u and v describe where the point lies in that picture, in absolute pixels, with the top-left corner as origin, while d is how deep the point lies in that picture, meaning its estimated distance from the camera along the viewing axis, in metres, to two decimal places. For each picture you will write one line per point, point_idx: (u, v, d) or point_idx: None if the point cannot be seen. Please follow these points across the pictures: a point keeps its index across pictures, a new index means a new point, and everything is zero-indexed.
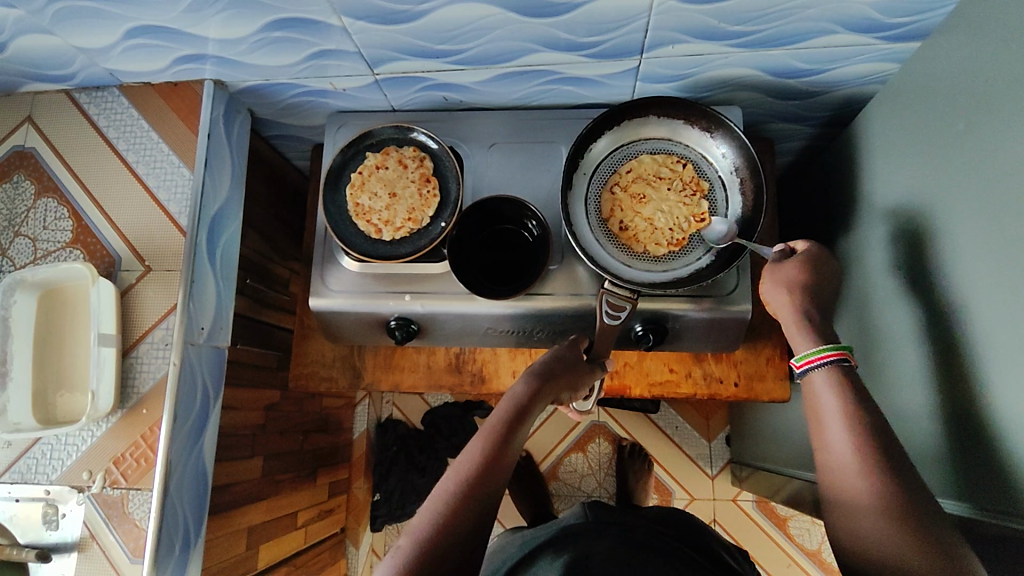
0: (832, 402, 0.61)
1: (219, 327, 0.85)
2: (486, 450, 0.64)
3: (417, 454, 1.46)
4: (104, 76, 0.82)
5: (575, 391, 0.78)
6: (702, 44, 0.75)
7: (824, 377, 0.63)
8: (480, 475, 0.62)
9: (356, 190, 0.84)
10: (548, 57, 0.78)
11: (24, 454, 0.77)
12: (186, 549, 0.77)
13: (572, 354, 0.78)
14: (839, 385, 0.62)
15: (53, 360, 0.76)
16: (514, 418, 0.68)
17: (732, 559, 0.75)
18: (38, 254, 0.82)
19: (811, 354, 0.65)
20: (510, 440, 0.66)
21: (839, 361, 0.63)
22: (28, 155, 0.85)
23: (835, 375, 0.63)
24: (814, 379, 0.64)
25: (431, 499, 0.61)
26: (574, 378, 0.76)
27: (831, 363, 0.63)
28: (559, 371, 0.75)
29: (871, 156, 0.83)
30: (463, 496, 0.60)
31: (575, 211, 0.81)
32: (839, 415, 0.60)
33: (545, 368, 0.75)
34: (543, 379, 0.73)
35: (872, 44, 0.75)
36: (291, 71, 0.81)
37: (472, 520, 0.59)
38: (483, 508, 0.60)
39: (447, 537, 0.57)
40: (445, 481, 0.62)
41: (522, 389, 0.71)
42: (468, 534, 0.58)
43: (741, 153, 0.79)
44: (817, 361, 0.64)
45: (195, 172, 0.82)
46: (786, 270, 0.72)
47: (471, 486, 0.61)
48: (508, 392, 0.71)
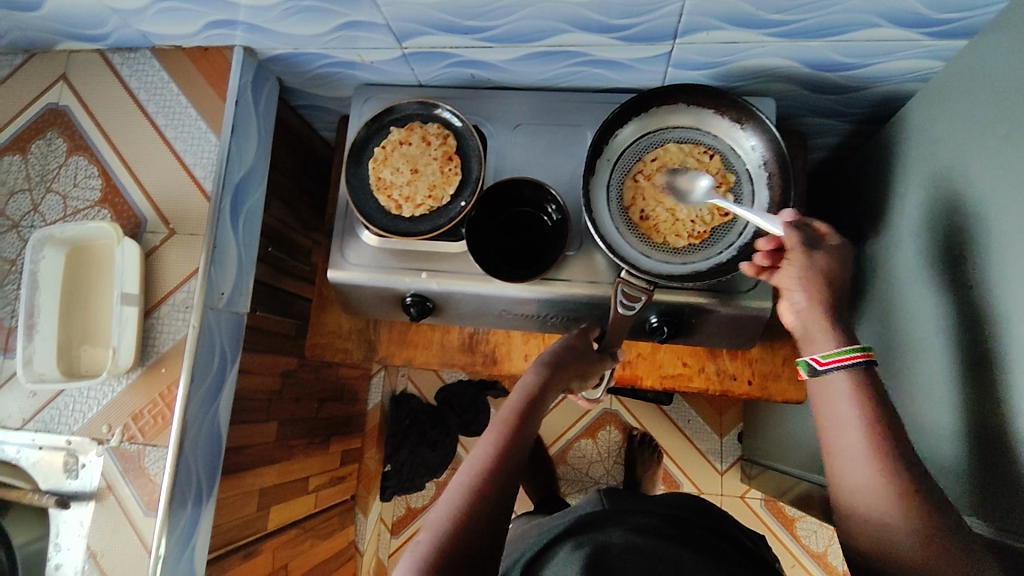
0: (849, 409, 0.58)
1: (239, 293, 0.86)
2: (500, 441, 0.65)
3: (429, 430, 1.49)
4: (137, 37, 0.83)
5: (586, 380, 0.79)
6: (738, 32, 0.73)
7: (843, 381, 0.59)
8: (495, 467, 0.63)
9: (378, 164, 0.84)
10: (579, 38, 0.76)
11: (48, 404, 0.80)
12: (197, 506, 0.79)
13: (581, 343, 0.79)
14: (862, 389, 0.59)
15: (78, 315, 0.78)
16: (528, 409, 0.69)
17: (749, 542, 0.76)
18: (68, 211, 0.84)
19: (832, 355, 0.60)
20: (523, 430, 0.67)
21: (866, 365, 0.59)
22: (62, 114, 0.87)
23: (858, 378, 0.59)
24: (831, 382, 0.60)
25: (448, 492, 0.62)
26: (584, 367, 0.77)
27: (860, 368, 0.59)
28: (569, 362, 0.76)
29: (908, 157, 0.80)
30: (479, 488, 0.61)
31: (596, 198, 0.80)
32: (855, 419, 0.58)
33: (555, 357, 0.75)
34: (554, 369, 0.74)
35: (917, 40, 0.72)
36: (320, 41, 0.80)
37: (490, 510, 0.60)
38: (499, 496, 0.61)
39: (466, 529, 0.58)
40: (461, 474, 0.63)
41: (534, 379, 0.72)
42: (486, 524, 0.59)
43: (771, 147, 0.77)
44: (843, 363, 0.59)
45: (221, 138, 0.82)
46: (801, 261, 0.63)
47: (487, 478, 0.62)
48: (520, 383, 0.72)
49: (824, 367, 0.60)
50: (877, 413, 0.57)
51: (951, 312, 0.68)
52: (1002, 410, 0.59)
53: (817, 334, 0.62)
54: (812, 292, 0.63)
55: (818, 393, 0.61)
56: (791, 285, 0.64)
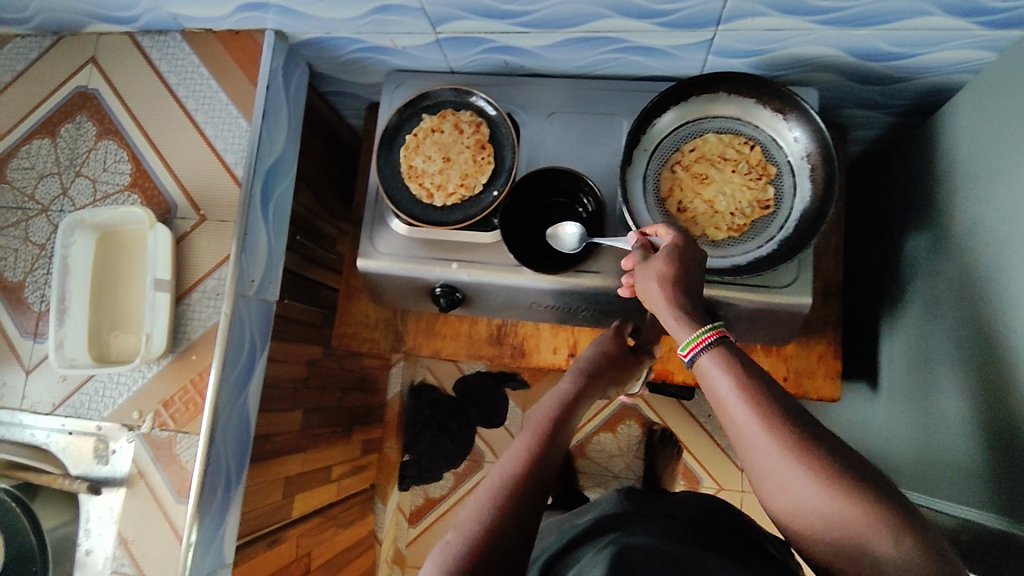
0: (727, 388, 0.53)
1: (269, 281, 0.85)
2: (534, 443, 0.65)
3: (449, 420, 1.50)
4: (167, 20, 0.82)
5: (618, 386, 0.80)
6: (784, 19, 0.71)
7: (710, 362, 0.55)
8: (531, 467, 0.62)
9: (410, 151, 0.83)
10: (619, 24, 0.74)
11: (79, 389, 0.80)
12: (227, 493, 0.79)
13: (617, 348, 0.79)
14: (730, 365, 0.54)
15: (109, 301, 0.78)
16: (563, 413, 0.70)
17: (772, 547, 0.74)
18: (98, 196, 0.84)
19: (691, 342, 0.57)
20: (557, 434, 0.67)
21: (718, 341, 0.56)
22: (91, 97, 0.86)
23: (722, 356, 0.55)
24: (704, 368, 0.56)
25: (481, 491, 0.61)
26: (619, 373, 0.78)
27: (715, 346, 0.56)
28: (604, 368, 0.76)
29: (955, 150, 0.77)
30: (515, 487, 0.60)
31: (633, 188, 0.78)
32: (734, 397, 0.53)
33: (592, 365, 0.76)
34: (590, 376, 0.75)
35: (970, 29, 0.70)
36: (353, 25, 0.79)
37: (523, 510, 0.59)
38: (534, 494, 0.60)
39: (501, 526, 0.57)
40: (494, 474, 0.62)
41: (569, 385, 0.72)
42: (521, 522, 0.58)
43: (816, 139, 0.74)
44: (703, 344, 0.56)
45: (252, 123, 0.81)
46: (655, 265, 0.64)
47: (521, 478, 0.61)
48: (554, 388, 0.73)
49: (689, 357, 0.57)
50: (753, 387, 0.52)
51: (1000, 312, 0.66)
52: None
53: (676, 325, 0.60)
54: (665, 286, 0.62)
55: (708, 385, 0.56)
56: (648, 289, 0.64)
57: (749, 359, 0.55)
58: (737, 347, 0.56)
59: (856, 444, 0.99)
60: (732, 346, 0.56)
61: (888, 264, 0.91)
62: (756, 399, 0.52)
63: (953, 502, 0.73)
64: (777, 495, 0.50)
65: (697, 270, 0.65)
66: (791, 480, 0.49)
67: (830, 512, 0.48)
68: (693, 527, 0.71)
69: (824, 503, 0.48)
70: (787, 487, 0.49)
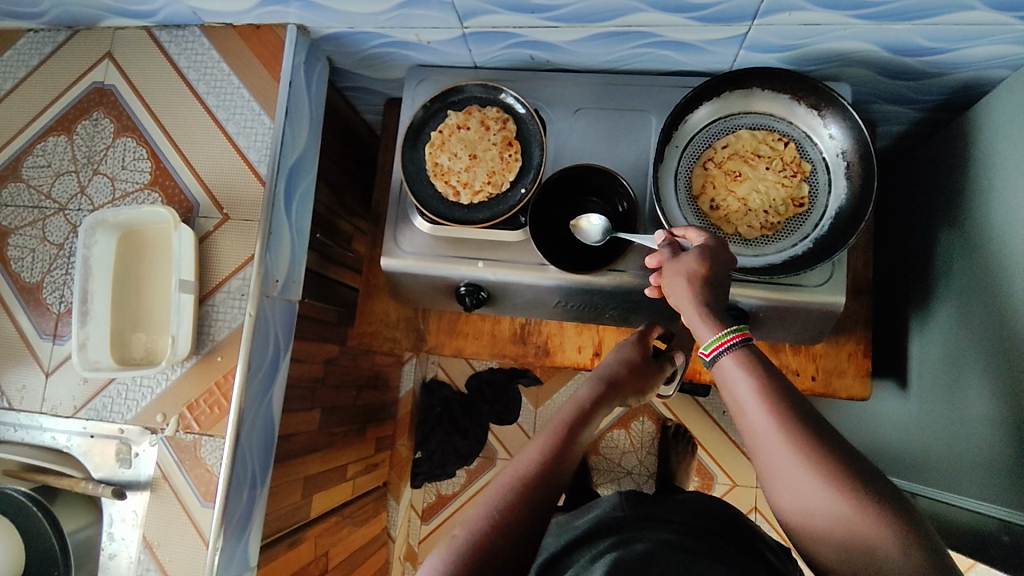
0: (747, 390, 0.53)
1: (291, 281, 0.84)
2: (548, 450, 0.63)
3: (461, 418, 1.47)
4: (187, 14, 0.80)
5: (643, 393, 0.76)
6: (821, 13, 0.69)
7: (731, 363, 0.55)
8: (544, 471, 0.61)
9: (435, 148, 0.81)
10: (651, 18, 0.73)
11: (100, 391, 0.79)
12: (252, 494, 0.78)
13: (641, 357, 0.75)
14: (751, 367, 0.54)
15: (131, 302, 0.76)
16: (581, 418, 0.67)
17: (775, 557, 0.75)
18: (117, 194, 0.82)
19: (715, 340, 0.57)
20: (572, 441, 0.65)
21: (743, 344, 0.55)
22: (107, 93, 0.84)
23: (745, 358, 0.55)
24: (723, 367, 0.56)
25: (493, 487, 0.61)
26: (642, 384, 0.75)
27: (739, 346, 0.55)
28: (627, 376, 0.73)
29: (989, 146, 0.76)
30: (524, 490, 0.60)
31: (664, 186, 0.77)
32: (754, 398, 0.52)
33: (614, 372, 0.73)
34: (610, 385, 0.71)
35: (1011, 23, 0.68)
36: (378, 20, 0.77)
37: (537, 510, 0.59)
38: (544, 498, 0.60)
39: (508, 527, 0.57)
40: (507, 472, 0.62)
41: (587, 391, 0.70)
42: (530, 523, 0.58)
43: (852, 135, 0.73)
44: (726, 346, 0.56)
45: (275, 120, 0.80)
46: (686, 262, 0.62)
47: (530, 484, 0.60)
48: (573, 393, 0.70)
49: (711, 356, 0.57)
50: (774, 390, 0.52)
51: None
52: None
53: (700, 325, 0.58)
54: (693, 285, 0.60)
55: (723, 382, 0.56)
56: (674, 286, 0.62)
57: (770, 360, 0.55)
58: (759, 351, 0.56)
59: (881, 442, 0.98)
60: (757, 350, 0.55)
61: (917, 261, 0.90)
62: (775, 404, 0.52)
63: (984, 501, 0.72)
64: (790, 503, 0.50)
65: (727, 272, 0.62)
66: (804, 489, 0.49)
67: (834, 513, 0.48)
68: (698, 534, 0.71)
69: (836, 513, 0.48)
70: (801, 496, 0.49)
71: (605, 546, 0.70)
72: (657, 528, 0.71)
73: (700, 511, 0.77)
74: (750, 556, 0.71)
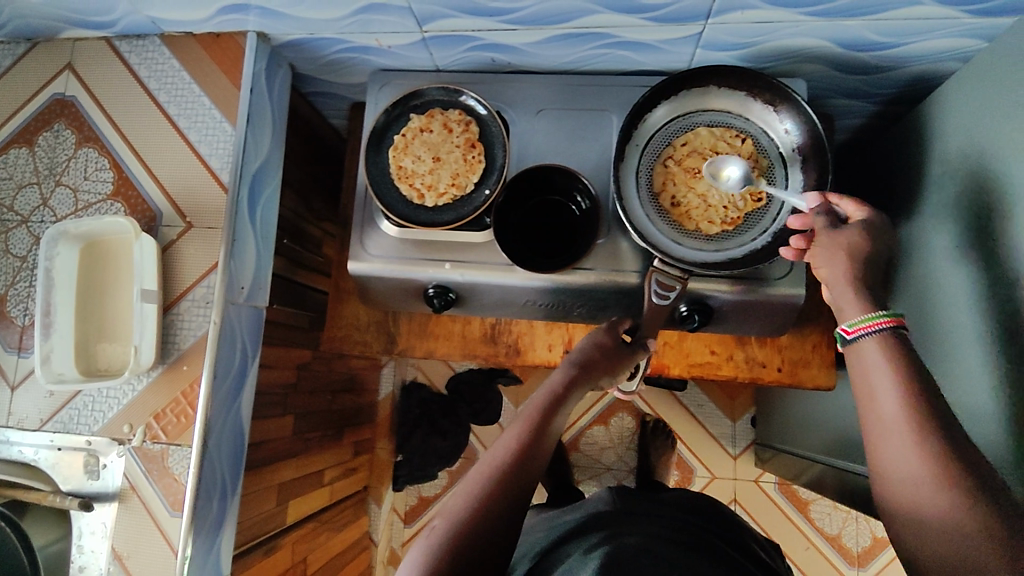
0: (883, 376, 0.54)
1: (258, 286, 0.84)
2: (523, 437, 0.64)
3: (440, 419, 1.49)
4: (146, 24, 0.80)
5: (615, 376, 0.77)
6: (772, 11, 0.70)
7: (874, 347, 0.56)
8: (517, 458, 0.62)
9: (399, 152, 0.82)
10: (607, 19, 0.74)
11: (66, 404, 0.78)
12: (223, 502, 0.78)
13: (611, 339, 0.77)
14: (894, 355, 0.55)
15: (95, 313, 0.76)
16: (553, 405, 0.68)
17: (762, 551, 0.80)
18: (79, 205, 0.82)
19: (861, 322, 0.57)
20: (546, 427, 0.66)
21: (894, 330, 0.56)
22: (69, 104, 0.84)
23: (887, 345, 0.55)
24: (863, 349, 0.56)
25: (470, 477, 0.61)
26: (614, 363, 0.75)
27: (886, 330, 0.56)
28: (599, 361, 0.74)
29: (940, 137, 0.78)
30: (499, 479, 0.60)
31: (625, 185, 0.78)
32: (892, 387, 0.53)
33: (586, 357, 0.74)
34: (583, 369, 0.72)
35: (957, 18, 0.70)
36: (337, 25, 0.78)
37: (512, 497, 0.60)
38: (519, 487, 0.61)
39: (485, 514, 0.58)
40: (482, 463, 0.63)
41: (560, 377, 0.71)
42: (506, 513, 0.59)
43: (806, 130, 0.75)
44: (873, 329, 0.56)
45: (237, 127, 0.80)
46: (846, 236, 0.62)
47: (506, 473, 0.61)
48: (546, 380, 0.71)
49: (852, 336, 0.58)
50: (916, 381, 0.53)
51: (989, 295, 0.67)
52: None
53: (849, 303, 0.59)
54: (843, 261, 0.61)
55: (855, 362, 0.57)
56: (824, 257, 0.63)
57: (916, 350, 0.55)
58: (909, 339, 0.56)
59: None
60: (905, 339, 0.55)
61: None
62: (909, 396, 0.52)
63: None
64: (893, 489, 0.52)
65: (889, 247, 0.63)
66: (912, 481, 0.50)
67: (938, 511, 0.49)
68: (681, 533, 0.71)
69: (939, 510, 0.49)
70: (907, 487, 0.51)
71: (596, 539, 0.71)
72: (650, 523, 0.74)
73: (679, 509, 0.78)
74: (740, 552, 0.75)
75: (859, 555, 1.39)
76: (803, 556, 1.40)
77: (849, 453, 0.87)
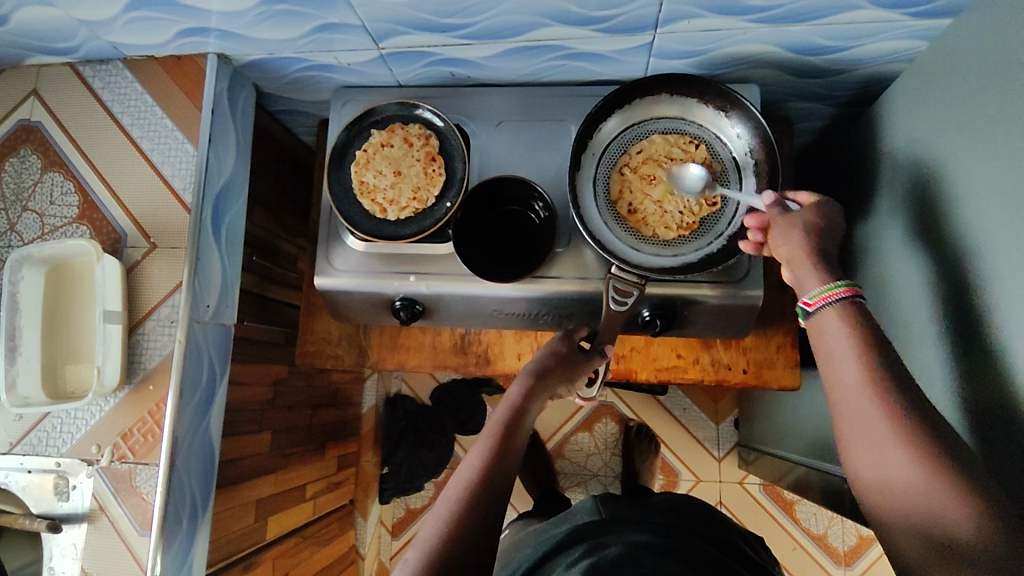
0: (845, 347, 0.56)
1: (224, 304, 0.85)
2: (488, 454, 0.65)
3: (426, 431, 1.49)
4: (108, 49, 0.81)
5: (575, 384, 0.79)
6: (719, 19, 0.72)
7: (834, 318, 0.58)
8: (485, 476, 0.63)
9: (361, 167, 0.83)
10: (559, 32, 0.75)
11: (35, 426, 0.79)
12: (193, 520, 0.79)
13: (566, 346, 0.78)
14: (853, 323, 0.57)
15: (61, 336, 0.77)
16: (514, 419, 0.70)
17: (750, 548, 0.80)
18: (46, 229, 0.83)
19: (819, 293, 0.59)
20: (509, 442, 0.67)
21: (852, 299, 0.58)
22: (34, 130, 0.85)
23: (846, 312, 0.58)
24: (826, 319, 0.59)
25: (441, 503, 0.61)
26: (571, 370, 0.77)
27: (843, 301, 0.58)
28: (557, 370, 0.76)
29: (892, 138, 0.79)
30: (469, 499, 0.61)
31: (583, 194, 0.79)
32: (853, 359, 0.55)
33: (542, 367, 0.76)
34: (541, 380, 0.74)
35: (899, 21, 0.71)
36: (295, 45, 0.79)
37: (485, 514, 0.60)
38: (490, 504, 0.61)
39: (458, 538, 0.58)
40: (452, 487, 0.63)
41: (518, 390, 0.73)
42: (480, 535, 0.58)
43: (756, 134, 0.77)
44: (833, 298, 0.58)
45: (199, 147, 0.81)
46: (801, 216, 0.65)
47: (475, 492, 0.61)
48: (505, 396, 0.73)
49: (813, 308, 0.60)
50: (873, 347, 0.55)
51: (939, 292, 0.68)
52: (989, 389, 0.59)
53: (812, 276, 0.61)
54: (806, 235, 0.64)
55: (819, 339, 0.59)
56: (787, 232, 0.65)
57: (871, 318, 0.57)
58: (866, 309, 0.58)
59: None
60: (863, 307, 0.58)
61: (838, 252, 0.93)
62: (870, 365, 0.54)
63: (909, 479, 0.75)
64: (870, 469, 0.52)
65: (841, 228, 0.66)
66: (886, 455, 0.50)
67: (912, 484, 0.48)
68: (666, 536, 0.72)
69: (914, 482, 0.48)
70: (883, 464, 0.51)
71: (580, 551, 0.71)
72: (628, 529, 0.73)
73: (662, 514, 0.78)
74: (721, 549, 0.75)
75: (846, 554, 1.40)
76: (789, 556, 1.40)
77: (828, 454, 0.87)
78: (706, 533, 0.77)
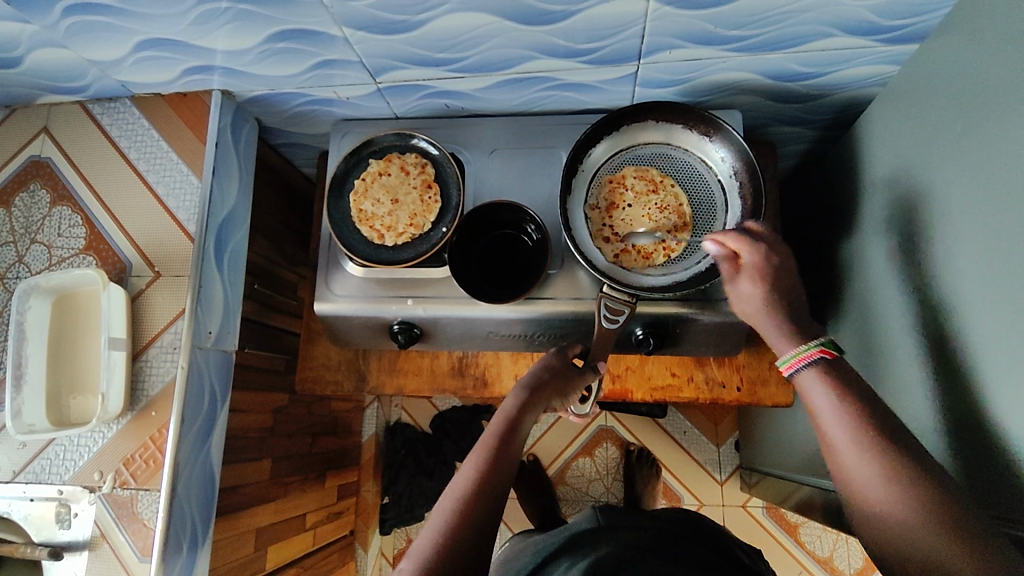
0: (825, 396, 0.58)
1: (226, 331, 0.88)
2: (482, 464, 0.66)
3: (426, 458, 1.47)
4: (116, 87, 0.85)
5: (567, 398, 0.79)
6: (699, 49, 0.75)
7: (813, 375, 0.60)
8: (480, 488, 0.63)
9: (359, 196, 0.86)
10: (548, 64, 0.78)
11: (39, 454, 0.80)
12: (193, 549, 0.80)
13: (561, 361, 0.80)
14: (829, 381, 0.59)
15: (67, 363, 0.79)
16: (508, 431, 0.70)
17: (744, 553, 0.80)
18: (53, 261, 0.85)
19: (792, 357, 0.62)
20: (503, 456, 0.68)
21: (822, 358, 0.60)
22: (44, 165, 0.88)
23: (822, 372, 0.60)
24: (807, 380, 0.60)
25: (435, 514, 0.62)
26: (565, 385, 0.78)
27: (814, 362, 0.60)
28: (551, 384, 0.77)
29: (870, 157, 0.82)
30: (463, 511, 0.61)
31: (574, 215, 0.82)
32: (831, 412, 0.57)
33: (536, 380, 0.77)
34: (534, 392, 0.75)
35: (871, 47, 0.74)
36: (297, 81, 0.82)
37: (479, 526, 0.61)
38: (484, 518, 0.61)
39: (452, 549, 0.58)
40: (446, 498, 0.64)
41: (512, 402, 0.73)
42: (475, 544, 0.59)
43: (740, 157, 0.80)
44: (804, 361, 0.61)
45: (203, 180, 0.84)
46: (747, 290, 0.67)
47: (467, 505, 0.62)
48: (499, 407, 0.73)
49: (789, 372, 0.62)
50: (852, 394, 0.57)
51: (918, 305, 0.69)
52: (968, 398, 0.60)
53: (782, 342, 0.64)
54: (759, 285, 0.66)
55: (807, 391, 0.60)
56: (738, 284, 0.68)
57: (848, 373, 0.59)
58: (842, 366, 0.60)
59: None
60: (835, 364, 0.60)
61: (827, 270, 0.95)
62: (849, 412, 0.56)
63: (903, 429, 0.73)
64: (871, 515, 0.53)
65: (793, 283, 0.67)
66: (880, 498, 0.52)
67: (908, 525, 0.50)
68: (667, 540, 0.73)
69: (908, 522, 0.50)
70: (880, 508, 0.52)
71: (572, 558, 0.71)
72: (625, 534, 0.74)
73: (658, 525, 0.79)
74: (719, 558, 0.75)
75: None
76: None
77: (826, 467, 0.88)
78: (706, 540, 0.78)
